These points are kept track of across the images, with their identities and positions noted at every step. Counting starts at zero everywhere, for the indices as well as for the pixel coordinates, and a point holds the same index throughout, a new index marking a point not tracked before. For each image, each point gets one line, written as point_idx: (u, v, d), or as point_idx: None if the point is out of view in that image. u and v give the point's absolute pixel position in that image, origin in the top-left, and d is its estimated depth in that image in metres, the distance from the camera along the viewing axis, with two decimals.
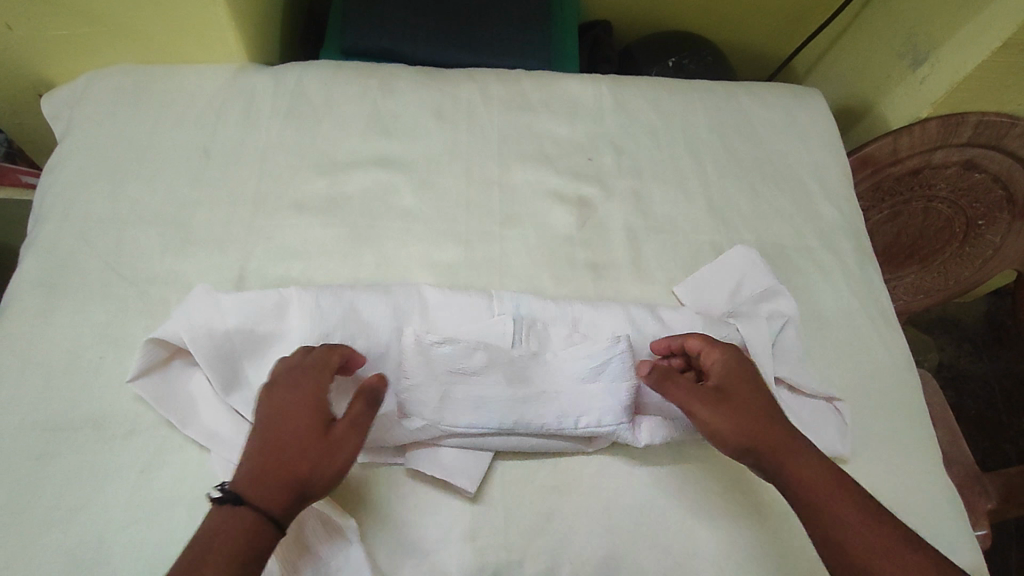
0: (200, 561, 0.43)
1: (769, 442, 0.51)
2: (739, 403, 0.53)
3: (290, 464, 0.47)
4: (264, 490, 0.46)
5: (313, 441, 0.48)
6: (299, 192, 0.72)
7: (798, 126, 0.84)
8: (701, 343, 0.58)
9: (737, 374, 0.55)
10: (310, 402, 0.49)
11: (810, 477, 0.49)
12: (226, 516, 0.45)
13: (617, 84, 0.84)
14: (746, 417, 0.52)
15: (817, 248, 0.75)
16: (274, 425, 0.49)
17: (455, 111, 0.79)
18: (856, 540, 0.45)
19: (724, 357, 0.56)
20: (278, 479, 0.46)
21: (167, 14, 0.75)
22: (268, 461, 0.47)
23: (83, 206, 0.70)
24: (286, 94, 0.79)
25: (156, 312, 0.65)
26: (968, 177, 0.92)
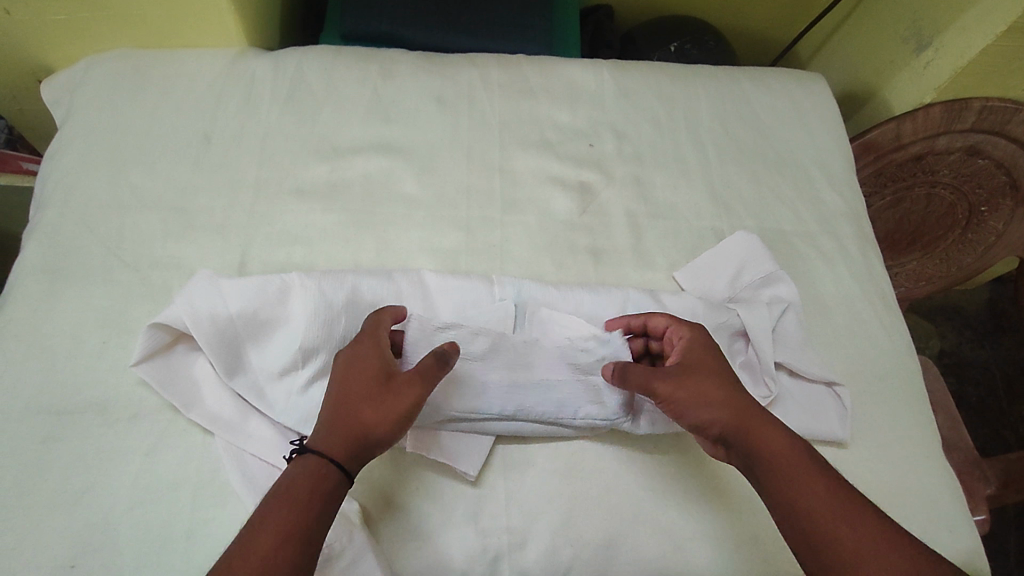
0: (280, 499, 0.47)
1: (736, 419, 0.52)
2: (707, 377, 0.55)
3: (356, 414, 0.51)
4: (334, 440, 0.50)
5: (375, 393, 0.51)
6: (299, 177, 0.72)
7: (801, 111, 0.84)
8: (667, 321, 0.60)
9: (701, 349, 0.57)
10: (373, 357, 0.53)
11: (777, 451, 0.51)
12: (301, 463, 0.49)
13: (619, 69, 0.84)
14: (714, 390, 0.54)
15: (819, 234, 0.75)
16: (344, 382, 0.53)
17: (456, 96, 0.79)
18: (825, 511, 0.47)
19: (691, 334, 0.58)
20: (346, 428, 0.50)
21: None
22: (339, 413, 0.51)
23: (84, 192, 0.70)
24: (286, 79, 0.78)
25: (159, 297, 0.65)
26: (971, 163, 0.92)
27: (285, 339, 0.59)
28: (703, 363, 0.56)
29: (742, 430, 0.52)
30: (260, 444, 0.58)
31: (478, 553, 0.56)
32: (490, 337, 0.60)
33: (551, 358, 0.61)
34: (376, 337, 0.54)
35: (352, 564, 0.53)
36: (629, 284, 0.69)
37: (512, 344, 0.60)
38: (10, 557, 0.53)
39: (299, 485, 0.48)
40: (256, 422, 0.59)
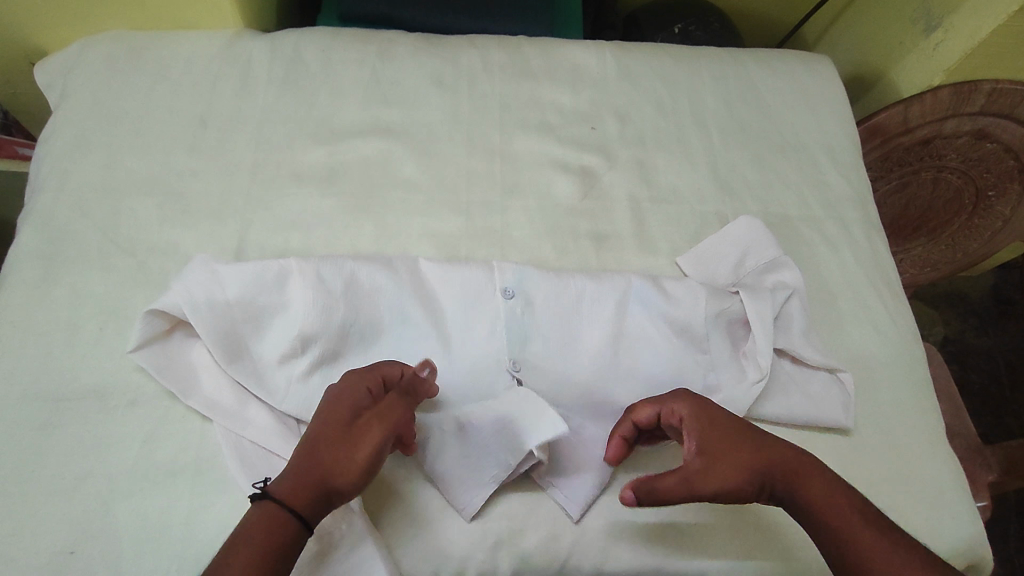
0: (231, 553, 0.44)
1: (780, 473, 0.50)
2: (733, 451, 0.51)
3: (318, 461, 0.48)
4: (291, 485, 0.47)
5: (340, 438, 0.49)
6: (297, 161, 0.71)
7: (806, 93, 0.82)
8: (656, 403, 0.55)
9: (710, 424, 0.52)
10: (342, 396, 0.51)
11: (821, 495, 0.49)
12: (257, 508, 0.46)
13: (622, 50, 0.82)
14: (744, 461, 0.50)
15: (824, 219, 0.74)
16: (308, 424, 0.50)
17: (456, 78, 0.78)
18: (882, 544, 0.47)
19: (688, 409, 0.53)
20: (310, 478, 0.48)
21: None
22: (298, 456, 0.48)
23: (79, 176, 0.69)
24: (283, 61, 0.77)
25: (155, 283, 0.65)
26: (980, 147, 0.90)
27: (283, 326, 0.58)
28: (719, 438, 0.51)
29: (783, 481, 0.50)
30: (258, 432, 0.57)
31: (478, 541, 0.55)
32: (490, 325, 0.61)
33: (552, 345, 0.61)
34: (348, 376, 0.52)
35: (352, 549, 0.53)
36: (632, 270, 0.68)
37: (511, 330, 0.60)
38: (8, 543, 0.52)
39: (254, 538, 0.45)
40: (254, 409, 0.58)
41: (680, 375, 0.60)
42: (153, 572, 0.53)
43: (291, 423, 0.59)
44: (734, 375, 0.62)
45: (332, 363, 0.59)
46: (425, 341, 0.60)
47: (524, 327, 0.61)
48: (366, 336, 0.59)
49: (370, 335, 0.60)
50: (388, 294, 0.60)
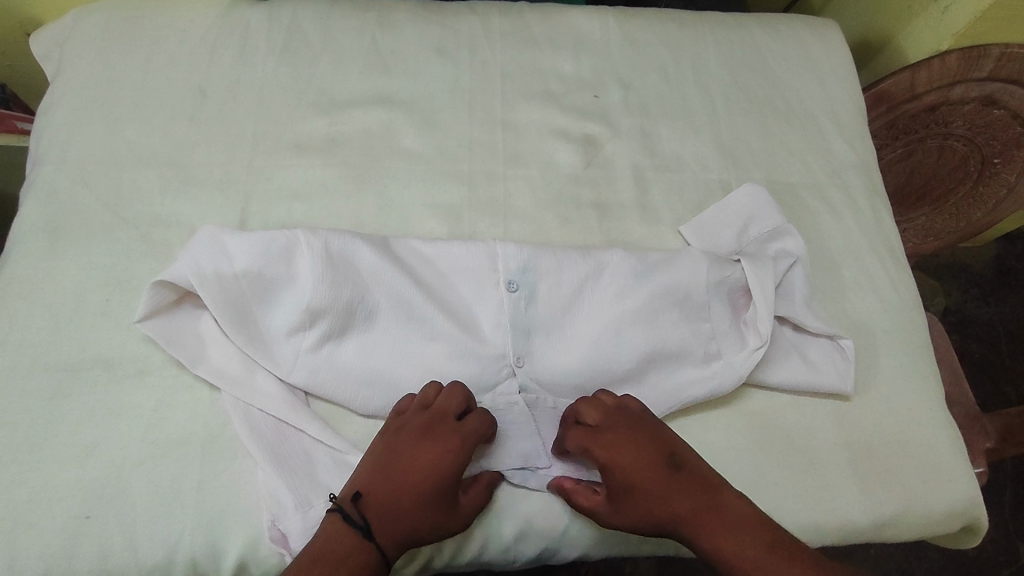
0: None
1: (680, 518, 0.52)
2: (644, 499, 0.53)
3: (413, 517, 0.52)
4: (391, 528, 0.51)
5: (440, 504, 0.52)
6: (297, 131, 0.71)
7: (812, 58, 0.81)
8: (582, 437, 0.56)
9: (621, 470, 0.54)
10: (450, 459, 0.53)
11: (717, 539, 0.51)
12: (355, 541, 0.50)
13: (624, 16, 0.81)
14: (648, 509, 0.53)
15: (828, 187, 0.73)
16: (410, 473, 0.53)
17: (457, 46, 0.77)
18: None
19: (602, 453, 0.55)
20: (401, 525, 0.52)
21: None
22: (399, 503, 0.52)
23: (80, 148, 0.69)
24: (281, 29, 0.76)
25: (159, 254, 0.65)
26: (987, 114, 0.89)
27: (291, 301, 0.59)
28: (631, 483, 0.54)
29: (685, 524, 0.52)
30: (268, 400, 0.58)
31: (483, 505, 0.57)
32: (492, 309, 0.61)
33: (554, 317, 0.61)
34: (462, 443, 0.54)
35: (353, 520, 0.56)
36: (633, 240, 0.68)
37: (514, 320, 0.60)
38: (23, 509, 0.54)
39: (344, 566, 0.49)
40: (262, 377, 0.59)
41: (683, 347, 0.61)
42: (166, 535, 0.54)
43: (300, 394, 0.60)
44: (735, 342, 0.63)
45: (338, 339, 0.59)
46: (430, 318, 0.60)
47: (528, 328, 0.61)
48: (372, 312, 0.60)
49: (376, 309, 0.60)
50: (395, 272, 0.60)
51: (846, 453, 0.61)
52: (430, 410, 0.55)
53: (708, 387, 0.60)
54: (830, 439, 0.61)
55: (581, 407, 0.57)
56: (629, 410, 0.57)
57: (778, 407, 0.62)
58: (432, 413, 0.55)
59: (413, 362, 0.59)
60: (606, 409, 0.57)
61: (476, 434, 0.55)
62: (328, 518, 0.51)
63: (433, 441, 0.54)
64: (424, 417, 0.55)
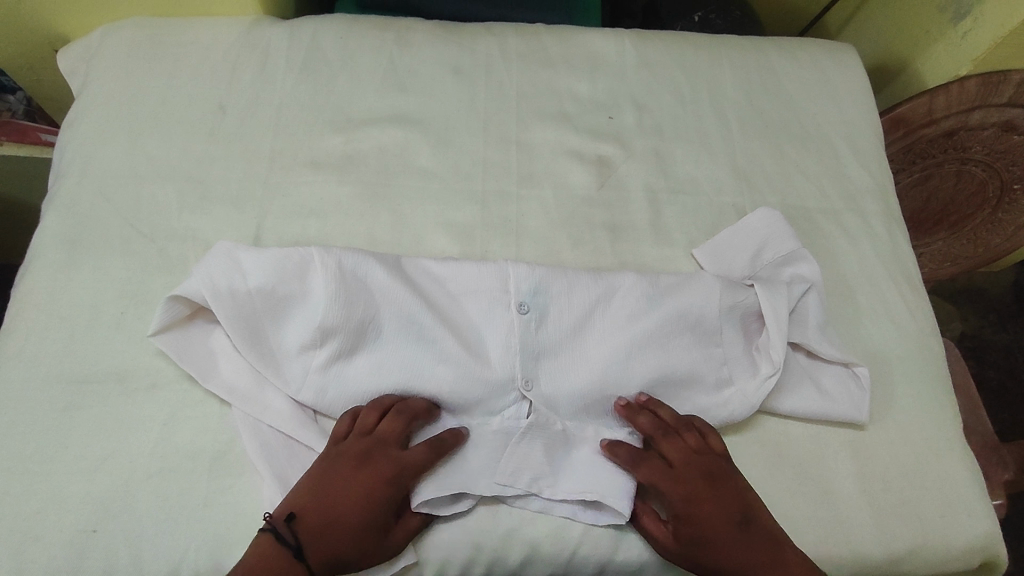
0: None
1: (737, 570, 0.53)
2: (714, 550, 0.53)
3: (344, 542, 0.52)
4: (320, 550, 0.51)
5: (367, 529, 0.52)
6: (313, 148, 0.72)
7: (830, 82, 0.80)
8: (655, 475, 0.56)
9: (697, 515, 0.54)
10: (383, 485, 0.54)
11: None
12: (284, 561, 0.50)
13: (640, 37, 0.81)
14: (714, 557, 0.53)
15: (845, 211, 0.72)
16: (344, 497, 0.53)
17: (473, 67, 0.77)
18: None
19: (677, 496, 0.55)
20: (331, 549, 0.52)
21: None
22: (331, 527, 0.52)
23: (101, 161, 0.70)
24: (301, 48, 0.77)
25: (175, 269, 0.66)
26: (1006, 139, 0.88)
27: (304, 319, 0.59)
28: (701, 529, 0.54)
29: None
30: (276, 416, 0.59)
31: (488, 528, 0.57)
32: (504, 330, 0.61)
33: (565, 339, 0.61)
34: (400, 470, 0.54)
35: None
36: (645, 262, 0.68)
37: (525, 342, 0.60)
38: (32, 522, 0.54)
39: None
40: (272, 394, 0.60)
41: (694, 373, 0.60)
42: (173, 551, 0.54)
43: (308, 411, 0.60)
44: (746, 368, 0.62)
45: (349, 356, 0.59)
46: (440, 339, 0.60)
47: (538, 347, 0.60)
48: (382, 330, 0.60)
49: (387, 328, 0.60)
50: (407, 290, 0.61)
51: (859, 485, 0.59)
52: (372, 436, 0.56)
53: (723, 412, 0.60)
54: (842, 469, 0.60)
55: (664, 440, 0.57)
56: (705, 455, 0.57)
57: (790, 435, 0.61)
58: (371, 440, 0.56)
59: (422, 382, 0.59)
60: (688, 453, 0.57)
61: (418, 463, 0.55)
62: (267, 541, 0.51)
63: (371, 470, 0.54)
64: (365, 444, 0.55)
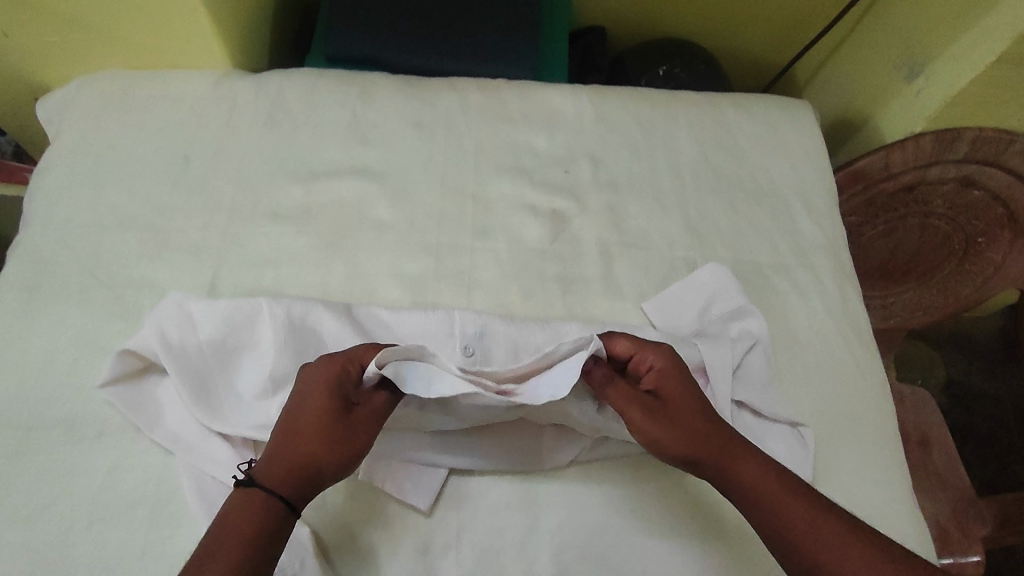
0: (223, 534, 0.47)
1: (714, 450, 0.53)
2: (694, 416, 0.54)
3: (306, 450, 0.50)
4: (286, 470, 0.50)
5: (329, 429, 0.50)
6: (274, 200, 0.73)
7: (783, 139, 0.81)
8: (633, 345, 0.57)
9: (677, 382, 0.55)
10: (319, 385, 0.51)
11: (756, 477, 0.52)
12: (246, 495, 0.49)
13: (598, 94, 0.83)
14: (694, 423, 0.53)
15: (796, 266, 0.73)
16: (293, 408, 0.52)
17: (434, 121, 0.79)
18: (801, 538, 0.49)
19: (659, 360, 0.56)
20: (296, 465, 0.50)
21: (139, 14, 0.76)
22: (287, 441, 0.50)
23: (66, 209, 0.72)
24: (267, 102, 0.80)
25: (129, 316, 0.66)
26: (966, 194, 0.89)
27: (252, 367, 0.60)
28: (681, 395, 0.54)
29: (720, 458, 0.53)
30: (219, 467, 0.58)
31: None
32: None
33: None
34: (334, 363, 0.52)
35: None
36: (595, 316, 0.68)
37: None
38: None
39: (249, 519, 0.48)
40: (216, 444, 0.59)
41: None
42: None
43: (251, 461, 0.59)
44: None
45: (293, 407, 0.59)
46: None
47: None
48: None
49: None
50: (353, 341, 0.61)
51: None
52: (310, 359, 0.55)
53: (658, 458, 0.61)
54: None
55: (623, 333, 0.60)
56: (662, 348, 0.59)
57: None
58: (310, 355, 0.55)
59: None
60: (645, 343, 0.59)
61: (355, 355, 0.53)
62: (239, 494, 0.49)
63: (308, 371, 0.53)
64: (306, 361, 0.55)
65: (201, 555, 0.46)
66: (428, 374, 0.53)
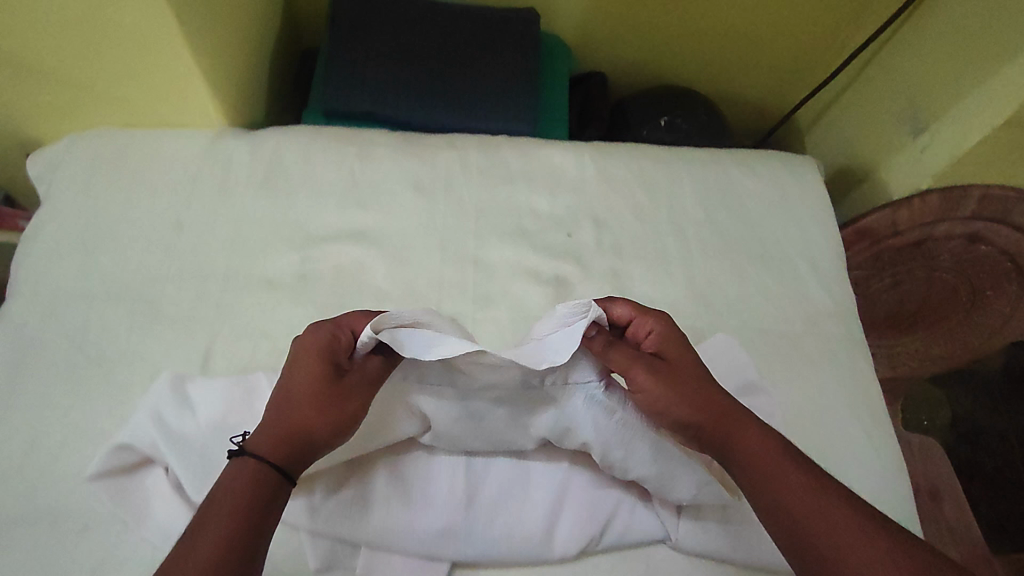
0: (212, 510, 0.44)
1: (716, 417, 0.51)
2: (694, 382, 0.53)
3: (299, 417, 0.49)
4: (278, 439, 0.48)
5: (321, 394, 0.49)
6: (270, 267, 0.71)
7: (788, 202, 0.80)
8: (634, 308, 0.56)
9: (676, 347, 0.55)
10: (310, 353, 0.50)
11: (754, 447, 0.50)
12: (238, 470, 0.46)
13: (600, 152, 0.82)
14: (696, 388, 0.52)
15: (804, 334, 0.71)
16: (285, 376, 0.50)
17: (434, 182, 0.78)
18: (800, 506, 0.46)
19: (658, 326, 0.55)
20: (288, 434, 0.48)
21: (132, 75, 0.75)
22: (280, 409, 0.49)
23: (55, 279, 0.70)
24: (263, 162, 0.78)
25: (119, 394, 0.64)
26: (973, 250, 0.87)
27: None
28: (681, 361, 0.54)
29: (719, 426, 0.51)
30: None
31: None
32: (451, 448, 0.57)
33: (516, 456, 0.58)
34: (325, 329, 0.52)
35: None
36: None
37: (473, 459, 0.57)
38: None
39: (237, 491, 0.45)
40: None
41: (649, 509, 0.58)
42: None
43: None
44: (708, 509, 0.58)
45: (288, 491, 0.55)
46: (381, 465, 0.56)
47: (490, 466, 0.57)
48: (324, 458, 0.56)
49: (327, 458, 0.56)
50: None
51: None
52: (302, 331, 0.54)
53: (660, 531, 0.58)
54: None
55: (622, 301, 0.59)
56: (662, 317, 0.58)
57: None
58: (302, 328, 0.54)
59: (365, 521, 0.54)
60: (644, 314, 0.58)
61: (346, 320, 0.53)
62: (229, 465, 0.47)
63: (300, 339, 0.52)
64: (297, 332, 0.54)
65: (191, 532, 0.44)
66: (424, 339, 0.50)
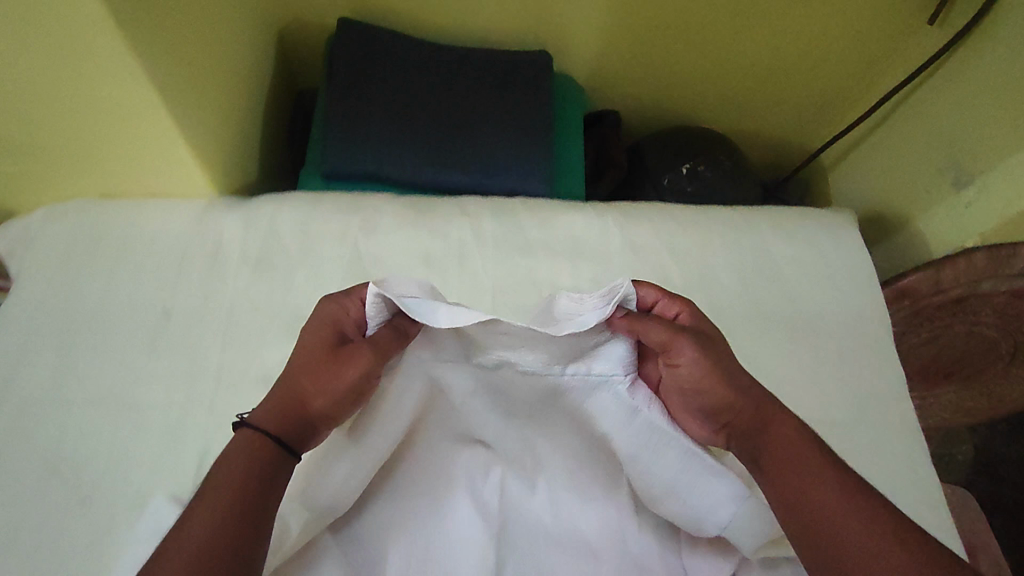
0: (212, 476, 0.43)
1: (750, 407, 0.49)
2: (729, 368, 0.50)
3: (302, 386, 0.47)
4: (281, 408, 0.46)
5: (322, 363, 0.47)
6: (268, 362, 0.65)
7: (825, 271, 0.74)
8: (661, 292, 0.53)
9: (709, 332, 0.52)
10: (321, 324, 0.49)
11: (785, 440, 0.47)
12: (241, 436, 0.45)
13: (625, 217, 0.75)
14: (732, 373, 0.49)
15: (854, 422, 0.65)
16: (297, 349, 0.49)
17: (445, 256, 0.71)
18: (825, 505, 0.44)
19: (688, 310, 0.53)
20: (290, 402, 0.47)
21: (110, 148, 0.67)
22: (287, 380, 0.48)
23: (27, 382, 0.63)
24: (258, 237, 0.71)
25: (100, 521, 0.56)
26: (1019, 306, 0.79)
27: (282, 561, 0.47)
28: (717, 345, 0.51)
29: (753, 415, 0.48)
30: None
31: None
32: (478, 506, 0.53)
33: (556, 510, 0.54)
34: (340, 301, 0.50)
35: None
36: None
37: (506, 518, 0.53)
38: None
39: (230, 467, 0.43)
40: None
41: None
42: None
43: None
44: None
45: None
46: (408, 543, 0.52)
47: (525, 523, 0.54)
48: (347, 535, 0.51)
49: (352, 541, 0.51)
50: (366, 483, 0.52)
51: None
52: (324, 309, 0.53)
53: None
54: None
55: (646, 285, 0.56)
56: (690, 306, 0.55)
57: None
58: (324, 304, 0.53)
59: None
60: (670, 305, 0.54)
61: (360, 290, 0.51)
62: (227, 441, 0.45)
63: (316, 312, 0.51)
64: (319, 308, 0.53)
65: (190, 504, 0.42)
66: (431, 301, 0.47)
